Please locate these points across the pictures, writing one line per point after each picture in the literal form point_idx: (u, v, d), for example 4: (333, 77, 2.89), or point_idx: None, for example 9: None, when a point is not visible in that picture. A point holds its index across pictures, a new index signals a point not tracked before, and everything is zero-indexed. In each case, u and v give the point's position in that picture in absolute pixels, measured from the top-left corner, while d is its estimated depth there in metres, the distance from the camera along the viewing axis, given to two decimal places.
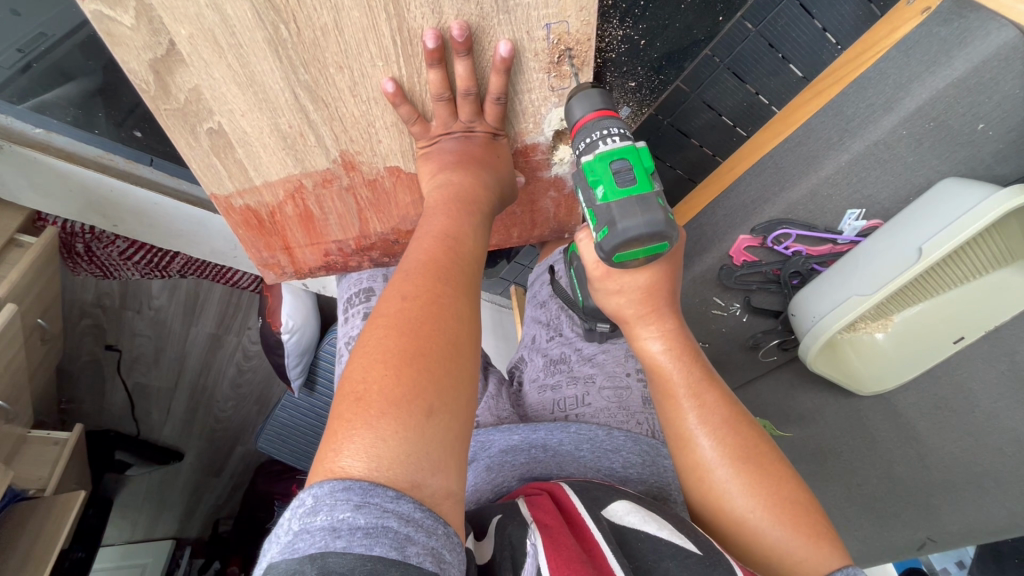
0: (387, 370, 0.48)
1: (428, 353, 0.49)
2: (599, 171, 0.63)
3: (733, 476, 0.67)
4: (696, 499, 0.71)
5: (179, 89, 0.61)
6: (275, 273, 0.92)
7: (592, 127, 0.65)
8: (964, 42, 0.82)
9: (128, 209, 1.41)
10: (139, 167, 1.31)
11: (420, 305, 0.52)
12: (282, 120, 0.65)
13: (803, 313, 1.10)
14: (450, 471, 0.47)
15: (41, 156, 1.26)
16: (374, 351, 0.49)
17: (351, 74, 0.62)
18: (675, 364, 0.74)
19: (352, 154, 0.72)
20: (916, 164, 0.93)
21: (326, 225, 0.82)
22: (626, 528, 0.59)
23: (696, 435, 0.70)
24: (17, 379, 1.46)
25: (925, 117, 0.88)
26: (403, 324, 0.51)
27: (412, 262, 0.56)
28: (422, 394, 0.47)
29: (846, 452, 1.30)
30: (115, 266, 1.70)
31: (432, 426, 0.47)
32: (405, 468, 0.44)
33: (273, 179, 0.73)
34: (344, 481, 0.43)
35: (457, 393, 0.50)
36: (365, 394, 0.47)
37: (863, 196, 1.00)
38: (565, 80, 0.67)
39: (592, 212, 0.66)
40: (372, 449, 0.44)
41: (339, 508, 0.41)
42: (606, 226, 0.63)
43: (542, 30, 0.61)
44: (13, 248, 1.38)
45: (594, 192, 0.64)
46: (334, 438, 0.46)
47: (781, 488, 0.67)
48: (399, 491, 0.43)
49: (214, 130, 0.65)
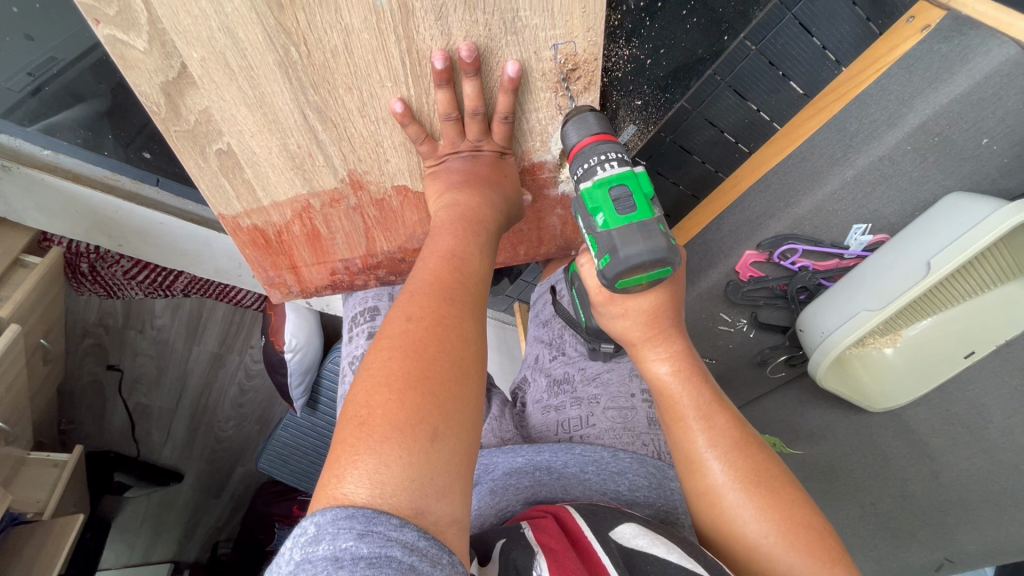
0: (390, 395, 0.47)
1: (431, 376, 0.48)
2: (599, 197, 0.63)
3: (741, 498, 0.66)
4: (707, 521, 0.69)
5: (190, 111, 0.61)
6: (280, 292, 0.91)
7: (584, 152, 0.65)
8: (966, 59, 0.83)
9: (134, 229, 1.42)
10: (144, 188, 1.33)
11: (423, 327, 0.51)
12: (291, 141, 0.66)
13: (811, 329, 1.09)
14: (455, 495, 0.46)
15: (49, 178, 1.28)
16: (379, 377, 0.48)
17: (359, 94, 0.62)
18: (683, 387, 0.72)
19: (359, 173, 0.72)
20: (921, 179, 0.93)
21: (332, 245, 0.82)
22: (636, 550, 0.57)
23: (706, 459, 0.69)
24: (18, 400, 1.45)
25: (929, 133, 0.88)
26: (408, 346, 0.50)
27: (418, 284, 0.56)
28: (426, 418, 0.46)
29: (858, 470, 1.28)
30: (119, 286, 1.72)
31: (436, 450, 0.46)
32: (409, 494, 0.43)
33: (281, 199, 0.73)
34: (347, 508, 0.42)
35: (460, 416, 0.49)
36: (373, 422, 0.46)
37: (868, 211, 0.99)
38: (571, 100, 0.68)
39: (592, 238, 0.65)
40: (376, 475, 0.43)
41: (343, 537, 0.40)
42: (608, 254, 0.62)
43: (550, 50, 0.62)
44: (18, 269, 1.38)
45: (594, 219, 0.64)
46: (337, 463, 0.45)
47: (789, 510, 0.65)
48: (404, 518, 0.42)
49: (223, 150, 0.66)
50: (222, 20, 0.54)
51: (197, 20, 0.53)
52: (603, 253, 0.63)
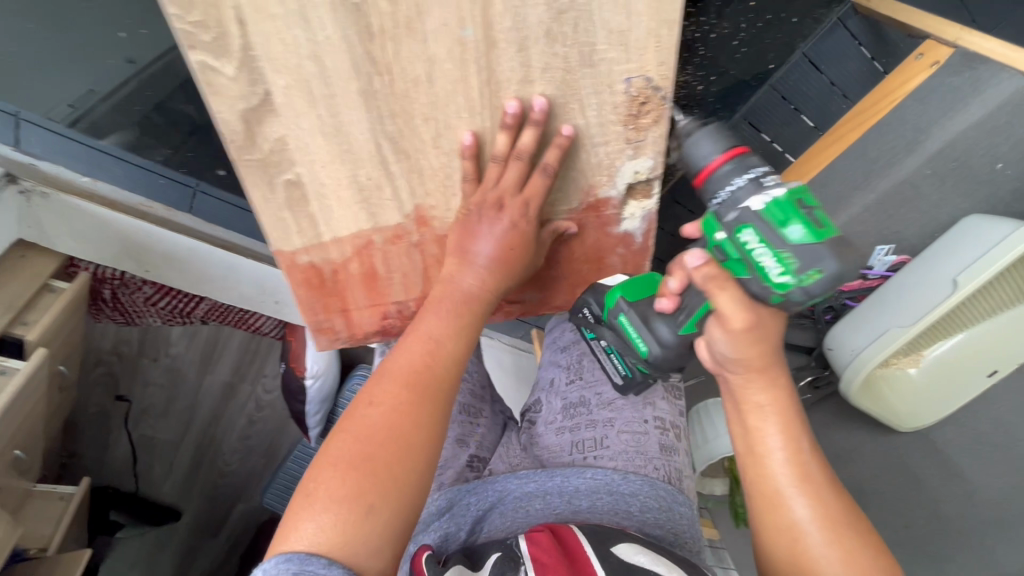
0: (337, 473, 0.61)
1: (377, 460, 0.62)
2: (788, 211, 0.62)
3: (826, 544, 0.67)
4: (778, 560, 0.70)
5: (265, 139, 0.64)
6: (328, 337, 0.93)
7: (741, 164, 0.66)
8: (978, 91, 0.88)
9: (163, 256, 1.44)
10: (178, 214, 1.37)
11: (386, 411, 0.65)
12: (362, 171, 0.69)
13: (841, 348, 1.11)
14: (383, 551, 0.60)
15: (87, 205, 1.31)
16: (342, 450, 0.63)
17: (436, 125, 0.66)
18: (776, 424, 0.73)
19: (426, 207, 0.75)
20: (941, 203, 1.00)
21: (388, 283, 0.85)
22: (637, 566, 0.62)
23: (791, 498, 0.70)
24: (35, 428, 1.42)
25: (946, 158, 0.94)
26: (363, 432, 0.64)
27: (394, 369, 0.69)
28: (365, 495, 0.60)
29: (887, 491, 1.27)
30: (138, 312, 1.72)
31: (370, 520, 0.59)
32: (340, 549, 0.57)
33: (343, 233, 0.76)
34: (288, 554, 0.56)
35: (398, 492, 0.62)
36: (335, 488, 0.60)
37: (891, 233, 1.06)
38: (641, 133, 0.71)
39: (783, 255, 0.62)
40: (319, 536, 0.57)
41: (280, 575, 0.54)
42: (815, 268, 0.60)
43: (622, 84, 0.65)
44: (46, 294, 1.37)
45: (786, 233, 0.62)
46: (296, 516, 0.59)
47: (869, 566, 0.66)
48: (331, 559, 0.56)
49: (291, 180, 0.69)
50: (313, 48, 0.58)
51: (290, 49, 0.57)
52: (813, 266, 0.61)
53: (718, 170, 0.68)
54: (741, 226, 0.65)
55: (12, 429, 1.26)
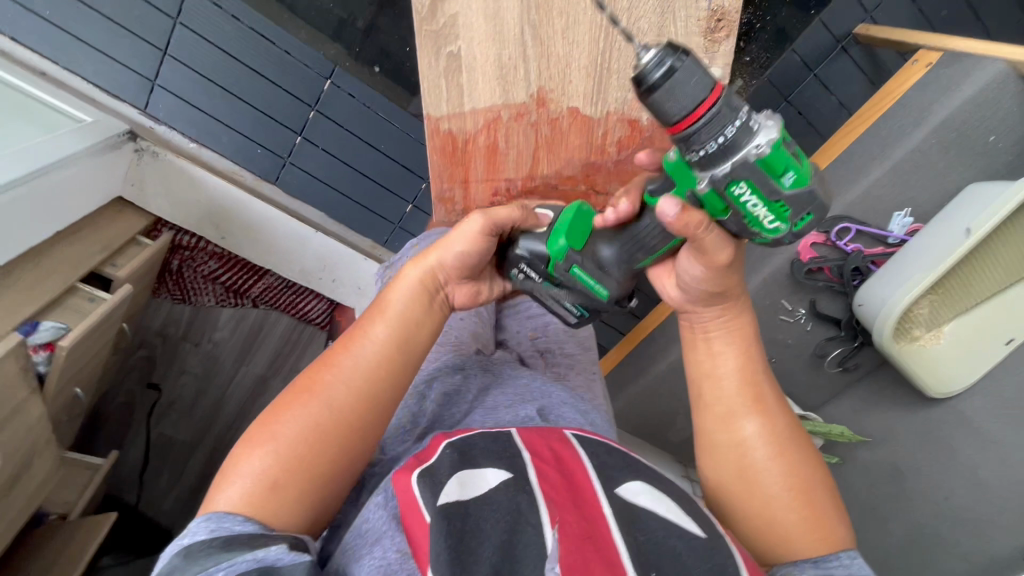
0: (291, 439, 0.59)
1: (323, 434, 0.60)
2: (782, 159, 0.57)
3: (770, 459, 0.66)
4: (722, 478, 0.68)
5: (442, 14, 0.84)
6: (445, 209, 1.05)
7: (732, 106, 0.56)
8: (968, 74, 1.09)
9: (241, 222, 1.59)
10: (264, 185, 1.56)
11: (348, 390, 0.63)
12: (505, 52, 0.87)
13: (871, 300, 1.21)
14: (304, 510, 0.58)
15: (190, 166, 1.49)
16: (275, 426, 0.60)
17: (566, 20, 0.85)
18: (742, 352, 0.71)
19: (546, 90, 0.91)
20: (946, 170, 1.18)
21: (505, 160, 0.98)
22: (638, 507, 0.54)
23: (745, 418, 0.68)
24: (95, 374, 1.46)
25: (948, 128, 1.13)
26: (327, 409, 0.61)
27: (336, 359, 0.66)
28: (296, 464, 0.58)
29: (925, 466, 1.32)
30: (196, 289, 1.85)
31: (285, 488, 0.57)
32: (268, 505, 0.55)
33: (479, 106, 0.92)
34: (214, 512, 0.54)
35: (337, 460, 0.61)
36: (263, 463, 0.57)
37: (906, 197, 1.22)
38: (716, 46, 0.87)
39: (776, 204, 0.59)
40: (246, 494, 0.55)
41: (198, 533, 0.52)
42: (807, 213, 0.60)
43: (706, 1, 0.84)
44: (133, 246, 1.49)
45: (783, 179, 0.58)
46: (223, 478, 0.57)
47: (807, 474, 0.66)
48: (245, 516, 0.54)
49: (453, 52, 0.87)
50: None
51: None
52: (805, 210, 0.60)
53: (705, 116, 0.57)
54: (740, 179, 0.58)
55: (83, 358, 1.30)
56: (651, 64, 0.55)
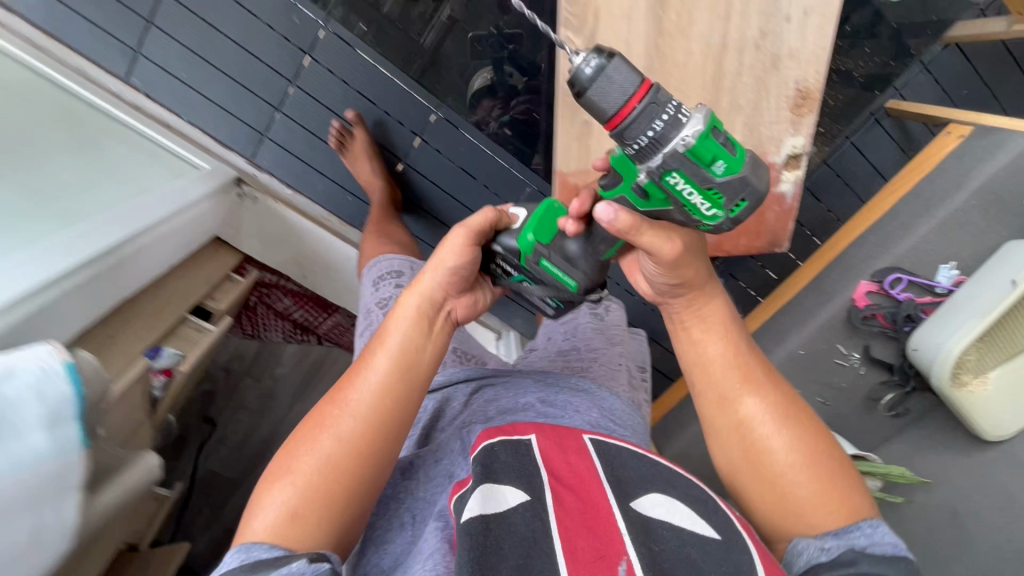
0: (310, 481, 0.64)
1: (339, 466, 0.66)
2: (711, 150, 0.66)
3: (778, 435, 0.77)
4: (734, 459, 0.80)
5: None
6: None
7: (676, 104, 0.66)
8: (1001, 146, 1.24)
9: (325, 262, 1.72)
10: (349, 229, 1.69)
11: (352, 420, 0.68)
12: None
13: (925, 346, 1.31)
14: (334, 528, 0.64)
15: (284, 211, 1.61)
16: (305, 468, 0.65)
17: None
18: (739, 357, 0.81)
19: None
20: (986, 229, 1.30)
21: None
22: (654, 518, 0.64)
23: (749, 405, 0.79)
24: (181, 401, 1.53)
25: (987, 192, 1.27)
26: (351, 444, 0.67)
27: (353, 393, 0.70)
28: (320, 496, 0.64)
29: (984, 512, 1.31)
30: (267, 325, 1.97)
31: (313, 520, 0.63)
32: (301, 530, 0.62)
33: None
34: (247, 544, 0.61)
35: (364, 481, 0.67)
36: (303, 493, 0.63)
37: (950, 253, 1.34)
38: None
39: (714, 193, 0.68)
40: (273, 522, 0.62)
41: (245, 553, 0.59)
42: (744, 202, 0.70)
43: None
44: (228, 282, 1.60)
45: (717, 170, 0.67)
46: (252, 508, 0.64)
47: (813, 443, 0.77)
48: (273, 545, 0.60)
49: None
50: None
51: None
52: (738, 198, 0.70)
53: (637, 107, 0.66)
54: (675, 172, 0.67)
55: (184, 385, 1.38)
56: (586, 63, 0.66)
